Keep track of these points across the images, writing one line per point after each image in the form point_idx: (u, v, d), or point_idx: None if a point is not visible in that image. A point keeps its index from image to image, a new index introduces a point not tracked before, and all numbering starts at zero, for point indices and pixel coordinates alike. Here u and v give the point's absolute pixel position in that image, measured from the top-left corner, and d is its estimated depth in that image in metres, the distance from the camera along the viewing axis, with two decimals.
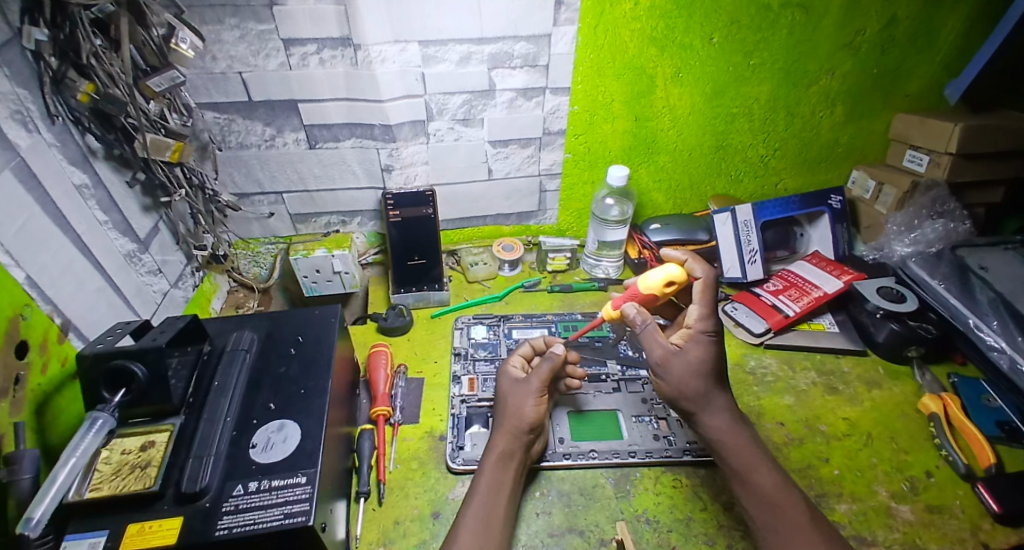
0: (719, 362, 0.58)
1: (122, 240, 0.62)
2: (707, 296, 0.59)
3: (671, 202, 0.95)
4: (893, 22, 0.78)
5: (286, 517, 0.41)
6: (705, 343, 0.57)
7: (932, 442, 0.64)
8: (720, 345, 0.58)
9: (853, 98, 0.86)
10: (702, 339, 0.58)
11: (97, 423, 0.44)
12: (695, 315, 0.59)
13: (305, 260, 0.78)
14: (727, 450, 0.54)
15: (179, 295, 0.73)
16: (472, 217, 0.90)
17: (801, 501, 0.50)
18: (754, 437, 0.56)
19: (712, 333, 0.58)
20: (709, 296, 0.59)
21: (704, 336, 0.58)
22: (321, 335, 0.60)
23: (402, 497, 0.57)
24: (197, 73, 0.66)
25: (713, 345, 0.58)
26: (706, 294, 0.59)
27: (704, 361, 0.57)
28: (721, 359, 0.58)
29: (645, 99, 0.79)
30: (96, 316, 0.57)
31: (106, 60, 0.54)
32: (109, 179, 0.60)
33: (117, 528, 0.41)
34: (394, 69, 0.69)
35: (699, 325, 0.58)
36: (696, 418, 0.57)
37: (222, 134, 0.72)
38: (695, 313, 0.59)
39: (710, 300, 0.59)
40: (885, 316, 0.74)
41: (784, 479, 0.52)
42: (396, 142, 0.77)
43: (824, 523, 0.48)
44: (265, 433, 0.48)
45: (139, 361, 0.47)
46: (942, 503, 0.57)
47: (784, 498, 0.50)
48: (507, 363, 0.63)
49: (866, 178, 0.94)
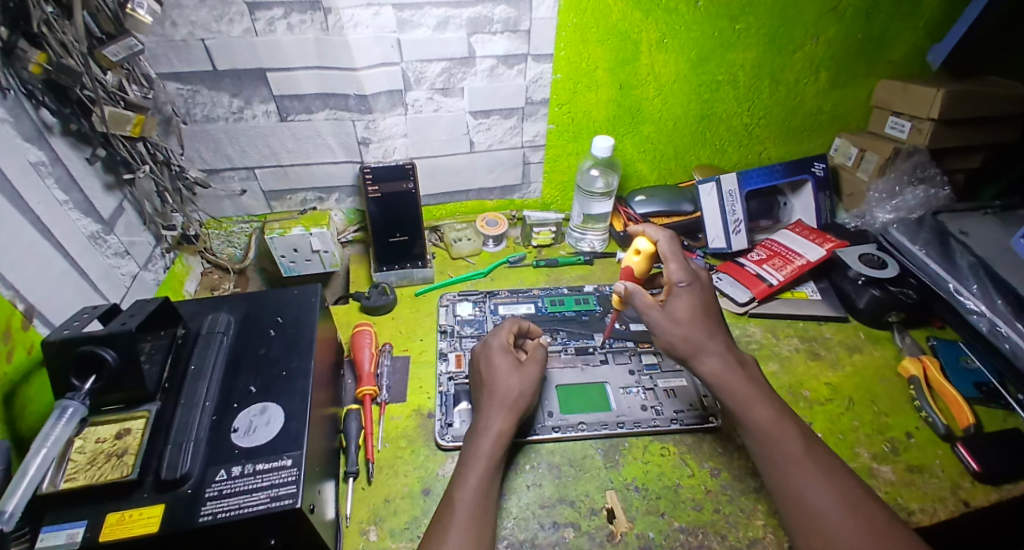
0: (703, 308, 0.59)
1: (85, 221, 0.58)
2: (673, 249, 0.63)
3: (656, 173, 0.94)
4: None
5: (272, 501, 0.41)
6: (686, 294, 0.59)
7: (912, 404, 0.66)
8: (701, 291, 0.60)
9: (837, 65, 0.86)
10: (682, 291, 0.59)
11: (68, 412, 0.42)
12: (668, 270, 0.61)
13: (282, 239, 0.75)
14: (722, 393, 0.54)
15: (150, 278, 0.70)
16: (455, 191, 0.87)
17: (795, 432, 0.50)
18: (751, 377, 0.55)
19: (685, 282, 0.60)
20: (672, 249, 0.62)
21: (680, 287, 0.60)
22: (301, 315, 0.58)
23: (391, 475, 0.57)
24: (156, 41, 0.61)
25: (693, 293, 0.59)
26: (672, 248, 0.63)
27: (690, 311, 0.58)
28: (704, 304, 0.59)
29: (629, 67, 0.77)
30: (62, 301, 0.54)
31: (58, 29, 0.50)
32: (67, 155, 0.56)
33: (96, 518, 0.40)
34: (368, 35, 0.65)
35: (674, 278, 0.60)
36: (691, 366, 0.57)
37: (187, 107, 0.68)
38: (668, 269, 0.61)
39: (677, 251, 0.63)
40: (866, 282, 0.75)
41: (781, 413, 0.52)
42: (372, 113, 0.73)
43: (819, 452, 0.49)
44: (248, 416, 0.47)
45: (109, 346, 0.45)
46: (922, 463, 0.59)
47: (781, 432, 0.50)
48: (491, 337, 0.62)
49: (849, 145, 0.94)
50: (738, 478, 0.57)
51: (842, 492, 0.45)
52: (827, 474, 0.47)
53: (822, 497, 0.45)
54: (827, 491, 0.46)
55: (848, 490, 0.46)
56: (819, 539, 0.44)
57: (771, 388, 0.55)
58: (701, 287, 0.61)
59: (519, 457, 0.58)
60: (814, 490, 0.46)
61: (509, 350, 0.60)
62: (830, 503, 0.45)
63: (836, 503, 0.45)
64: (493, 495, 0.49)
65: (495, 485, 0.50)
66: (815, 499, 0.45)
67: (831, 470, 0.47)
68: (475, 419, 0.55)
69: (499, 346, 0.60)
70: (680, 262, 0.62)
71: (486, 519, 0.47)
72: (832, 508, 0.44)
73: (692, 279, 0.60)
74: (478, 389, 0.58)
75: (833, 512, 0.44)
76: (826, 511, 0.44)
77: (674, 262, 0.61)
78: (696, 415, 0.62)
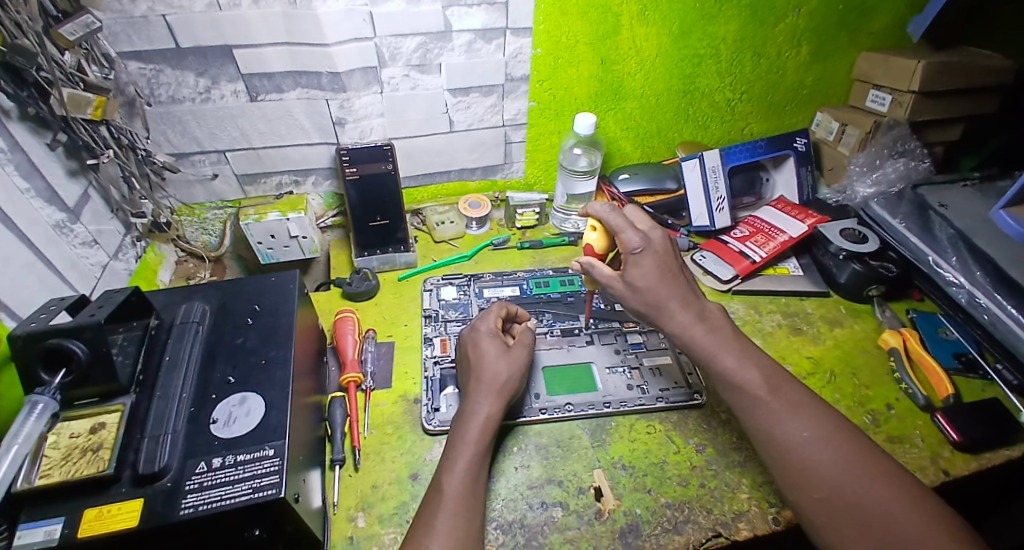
0: (664, 271, 0.56)
1: (48, 210, 0.56)
2: (619, 217, 0.57)
3: (639, 150, 0.93)
4: None
5: (255, 491, 0.40)
6: (643, 261, 0.56)
7: (892, 376, 0.67)
8: (657, 253, 0.57)
9: (818, 37, 0.85)
10: (638, 259, 0.56)
11: (37, 408, 0.41)
12: (621, 241, 0.57)
13: (258, 225, 0.73)
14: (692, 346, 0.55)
15: (121, 267, 0.68)
16: (435, 173, 0.85)
17: (758, 372, 0.51)
18: (720, 324, 0.56)
19: (640, 249, 0.56)
20: (617, 218, 0.57)
21: (636, 255, 0.56)
22: (279, 303, 0.57)
23: (379, 462, 0.57)
24: (114, 17, 0.58)
25: (650, 258, 0.56)
26: (617, 217, 0.57)
27: (651, 274, 0.56)
28: (663, 266, 0.56)
29: (610, 41, 0.75)
30: (27, 295, 0.52)
31: (11, 7, 0.48)
32: (26, 141, 0.53)
33: (74, 514, 0.39)
34: (339, 8, 0.62)
35: (628, 247, 0.56)
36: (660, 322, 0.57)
37: (151, 88, 0.64)
38: (620, 240, 0.57)
39: (622, 218, 0.58)
40: (847, 257, 0.76)
41: (745, 357, 0.52)
42: (346, 92, 0.70)
43: (784, 388, 0.50)
44: (226, 407, 0.46)
45: (76, 339, 0.43)
46: (902, 433, 0.61)
47: (746, 376, 0.51)
48: (479, 323, 0.61)
49: (830, 120, 0.94)
50: (723, 453, 0.58)
51: (810, 425, 0.47)
52: (797, 407, 0.48)
53: (793, 433, 0.46)
54: (797, 425, 0.47)
55: (816, 421, 0.47)
56: (795, 474, 0.45)
57: (734, 330, 0.56)
58: (657, 248, 0.57)
59: (507, 440, 0.58)
60: (785, 427, 0.47)
61: (497, 335, 0.59)
62: (801, 437, 0.46)
63: (807, 436, 0.46)
64: (483, 475, 0.49)
65: (484, 468, 0.50)
66: (787, 436, 0.46)
67: (797, 405, 0.48)
68: (460, 405, 0.55)
69: (486, 332, 0.59)
70: (631, 229, 0.57)
71: (476, 499, 0.47)
72: (804, 441, 0.46)
73: (646, 244, 0.57)
74: (466, 377, 0.58)
75: (805, 445, 0.46)
76: (798, 446, 0.46)
77: (624, 230, 0.57)
78: (681, 393, 0.63)
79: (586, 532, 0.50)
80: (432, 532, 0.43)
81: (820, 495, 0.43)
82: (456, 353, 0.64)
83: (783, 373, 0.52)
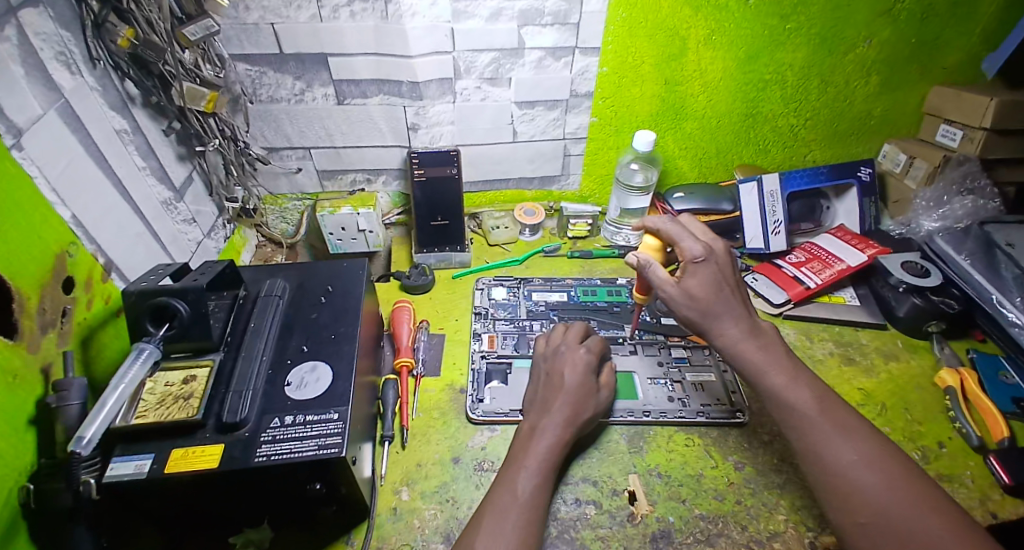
0: (720, 283, 0.57)
1: (159, 188, 0.64)
2: (678, 229, 0.60)
3: (697, 170, 0.94)
4: None
5: (320, 448, 0.44)
6: (703, 270, 0.57)
7: (946, 413, 0.64)
8: (717, 265, 0.58)
9: (889, 68, 0.83)
10: (697, 267, 0.57)
11: (143, 355, 0.48)
12: (682, 249, 0.58)
13: (331, 217, 0.80)
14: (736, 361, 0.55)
15: (212, 246, 0.75)
16: (495, 180, 0.90)
17: (809, 393, 0.51)
18: (771, 342, 0.55)
19: (701, 258, 0.57)
20: (677, 229, 0.59)
21: (695, 263, 0.57)
22: (349, 286, 0.62)
23: (424, 443, 0.60)
24: (230, 23, 0.66)
25: (710, 268, 0.57)
26: (675, 228, 0.60)
27: (706, 286, 0.57)
28: (720, 277, 0.57)
29: (676, 62, 0.77)
30: (136, 260, 0.59)
31: (145, 7, 0.55)
32: (146, 126, 0.61)
33: (163, 452, 0.44)
34: (424, 24, 0.68)
35: (690, 254, 0.58)
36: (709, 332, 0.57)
37: (253, 87, 0.73)
38: (681, 249, 0.58)
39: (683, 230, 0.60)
40: (907, 290, 0.73)
41: (797, 377, 0.52)
42: (423, 100, 0.77)
43: (835, 411, 0.49)
44: (299, 373, 0.51)
45: (182, 299, 0.50)
46: (952, 472, 0.58)
47: (797, 395, 0.50)
48: (566, 344, 0.61)
49: (897, 152, 0.91)
50: (762, 473, 0.57)
51: (859, 449, 0.46)
52: (844, 431, 0.47)
53: (839, 455, 0.46)
54: (845, 447, 0.46)
55: (866, 446, 0.46)
56: (840, 496, 0.44)
57: (787, 351, 0.55)
58: (717, 259, 0.58)
59: (573, 450, 0.59)
60: (832, 448, 0.46)
61: (591, 374, 0.58)
62: (848, 459, 0.45)
63: (855, 460, 0.45)
64: (551, 486, 0.50)
65: (549, 484, 0.50)
66: (834, 458, 0.46)
67: (847, 428, 0.48)
68: (532, 414, 0.55)
69: (573, 356, 0.59)
70: (691, 239, 0.59)
71: (542, 512, 0.47)
72: (851, 465, 0.45)
73: (708, 254, 0.58)
74: (542, 389, 0.57)
75: (852, 468, 0.45)
76: (844, 468, 0.45)
77: (685, 239, 0.59)
78: (723, 410, 0.63)
79: (617, 532, 0.51)
80: (503, 533, 0.43)
81: (865, 521, 0.42)
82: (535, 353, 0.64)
83: (834, 396, 0.51)
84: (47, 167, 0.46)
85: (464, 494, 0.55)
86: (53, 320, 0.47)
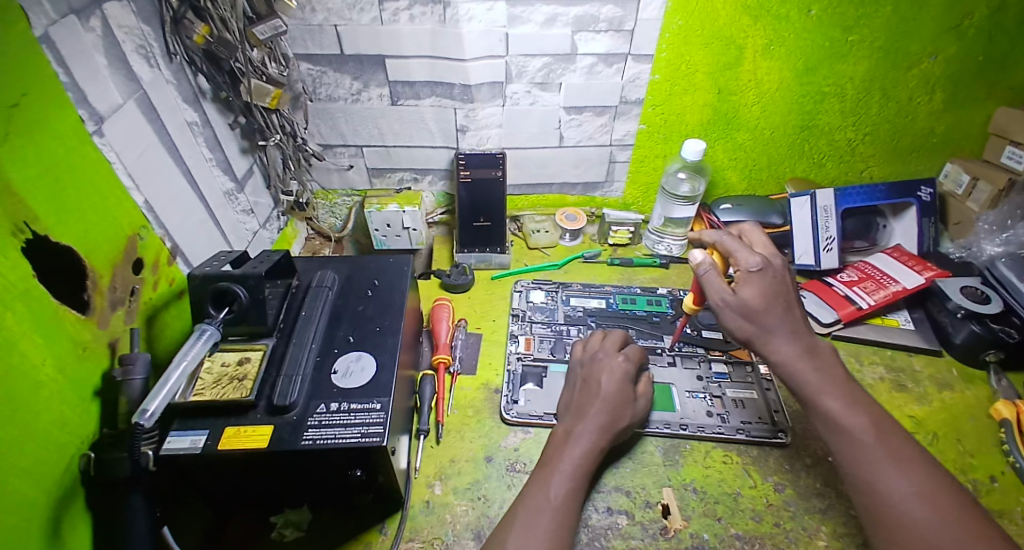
0: (778, 295, 0.55)
1: (222, 178, 0.67)
2: (735, 240, 0.59)
3: (745, 182, 0.91)
4: (1002, 7, 0.71)
5: (362, 436, 0.45)
6: (757, 280, 0.55)
7: (999, 447, 0.61)
8: (774, 277, 0.56)
9: (954, 85, 0.79)
10: (753, 277, 0.56)
11: (205, 334, 0.50)
12: (736, 259, 0.57)
13: (379, 213, 0.82)
14: (791, 379, 0.53)
15: (266, 236, 0.79)
16: (539, 184, 0.90)
17: (866, 419, 0.48)
18: (826, 364, 0.53)
19: (757, 268, 0.56)
20: (732, 240, 0.59)
21: (751, 273, 0.56)
22: (394, 281, 0.64)
23: (458, 439, 0.61)
24: (296, 24, 0.69)
25: (765, 279, 0.55)
26: (732, 240, 0.59)
27: (761, 297, 0.55)
28: (777, 289, 0.55)
29: (730, 72, 0.76)
30: (199, 246, 0.63)
31: (221, 6, 0.59)
32: (214, 119, 0.65)
33: (216, 429, 0.47)
34: (479, 28, 0.69)
35: (745, 264, 0.56)
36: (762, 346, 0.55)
37: (314, 86, 0.76)
38: (736, 259, 0.57)
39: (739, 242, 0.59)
40: (965, 316, 0.69)
41: (853, 402, 0.50)
42: (473, 102, 0.78)
43: (893, 440, 0.46)
44: (346, 362, 0.53)
45: (241, 285, 0.53)
46: (1003, 508, 0.55)
47: (852, 420, 0.48)
48: (605, 351, 0.61)
49: (960, 172, 0.86)
50: (803, 497, 0.55)
51: (915, 481, 0.43)
52: (900, 461, 0.45)
53: (892, 485, 0.43)
54: (899, 478, 0.44)
55: (923, 479, 0.43)
56: (888, 528, 0.42)
57: (846, 375, 0.53)
58: (775, 272, 0.56)
59: (606, 458, 0.58)
60: (884, 477, 0.44)
61: (630, 384, 0.58)
62: (901, 491, 0.43)
63: (908, 492, 0.43)
64: (584, 492, 0.49)
65: (583, 490, 0.49)
66: (885, 487, 0.44)
67: (905, 460, 0.45)
68: (567, 419, 0.55)
69: (612, 364, 0.58)
70: (748, 250, 0.58)
71: (574, 516, 0.47)
72: (904, 497, 0.43)
73: (765, 265, 0.56)
74: (578, 395, 0.57)
75: (904, 500, 0.42)
76: (895, 499, 0.43)
77: (740, 251, 0.58)
78: (764, 429, 0.61)
79: (649, 545, 0.51)
80: (534, 535, 0.43)
81: None
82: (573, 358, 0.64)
83: (895, 425, 0.48)
84: (124, 154, 0.50)
85: (496, 493, 0.56)
86: (123, 298, 0.50)
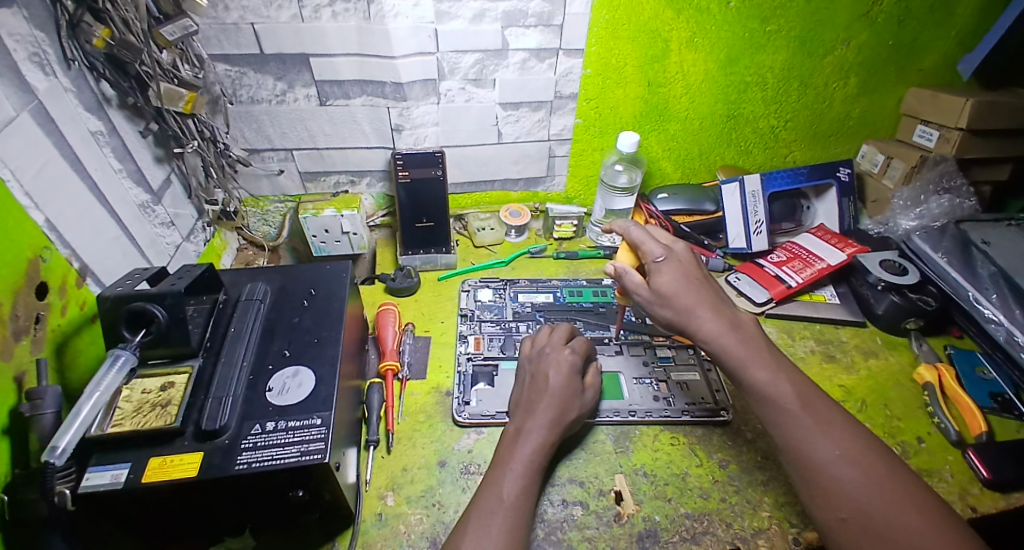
0: (687, 277, 0.59)
1: (136, 190, 0.62)
2: (643, 231, 0.64)
3: (680, 171, 0.95)
4: None
5: (302, 454, 0.43)
6: (666, 267, 0.60)
7: (926, 410, 0.66)
8: (680, 262, 0.61)
9: (867, 71, 0.85)
10: (660, 266, 0.60)
11: (119, 362, 0.45)
12: (645, 251, 0.62)
13: (314, 219, 0.79)
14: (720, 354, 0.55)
15: (191, 249, 0.74)
16: (481, 181, 0.90)
17: (793, 389, 0.51)
18: (749, 337, 0.56)
19: (662, 258, 0.61)
20: (640, 232, 0.63)
21: (658, 263, 0.61)
22: (333, 289, 0.61)
23: (410, 446, 0.60)
24: (209, 23, 0.65)
25: (673, 266, 0.60)
26: (640, 231, 0.63)
27: (676, 281, 0.59)
28: (686, 272, 0.60)
29: (659, 64, 0.78)
30: (111, 264, 0.58)
31: (122, 7, 0.54)
32: (122, 127, 0.59)
33: (140, 461, 0.43)
34: (407, 25, 0.68)
35: (651, 256, 0.61)
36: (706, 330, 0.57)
37: (233, 88, 0.72)
38: (644, 252, 0.62)
39: (645, 233, 0.64)
40: (885, 288, 0.75)
41: (777, 372, 0.52)
42: (407, 101, 0.76)
43: (818, 407, 0.50)
44: (282, 378, 0.50)
45: (158, 304, 0.49)
46: (932, 467, 0.60)
47: (780, 390, 0.51)
48: (552, 345, 0.61)
49: (875, 153, 0.94)
50: (746, 471, 0.58)
51: (839, 444, 0.46)
52: (826, 427, 0.48)
53: (822, 451, 0.46)
54: (827, 443, 0.47)
55: (847, 442, 0.47)
56: (821, 492, 0.45)
57: (768, 345, 0.56)
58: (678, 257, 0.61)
59: (559, 450, 0.59)
60: (813, 444, 0.47)
61: (577, 376, 0.58)
62: (830, 455, 0.46)
63: (836, 456, 0.46)
64: (536, 488, 0.49)
65: (535, 486, 0.49)
66: (815, 453, 0.46)
67: (829, 424, 0.48)
68: (515, 417, 0.55)
69: (557, 357, 0.59)
70: (653, 241, 0.62)
71: (527, 512, 0.47)
72: (832, 460, 0.45)
73: (670, 253, 0.61)
74: (527, 392, 0.57)
75: (833, 464, 0.45)
76: (825, 464, 0.46)
77: (646, 242, 0.62)
78: (707, 408, 0.63)
79: (604, 533, 0.52)
80: (489, 535, 0.43)
81: (845, 517, 0.43)
82: (523, 352, 0.64)
83: (816, 390, 0.52)
84: (20, 171, 0.45)
85: (451, 498, 0.55)
86: (27, 326, 0.45)
